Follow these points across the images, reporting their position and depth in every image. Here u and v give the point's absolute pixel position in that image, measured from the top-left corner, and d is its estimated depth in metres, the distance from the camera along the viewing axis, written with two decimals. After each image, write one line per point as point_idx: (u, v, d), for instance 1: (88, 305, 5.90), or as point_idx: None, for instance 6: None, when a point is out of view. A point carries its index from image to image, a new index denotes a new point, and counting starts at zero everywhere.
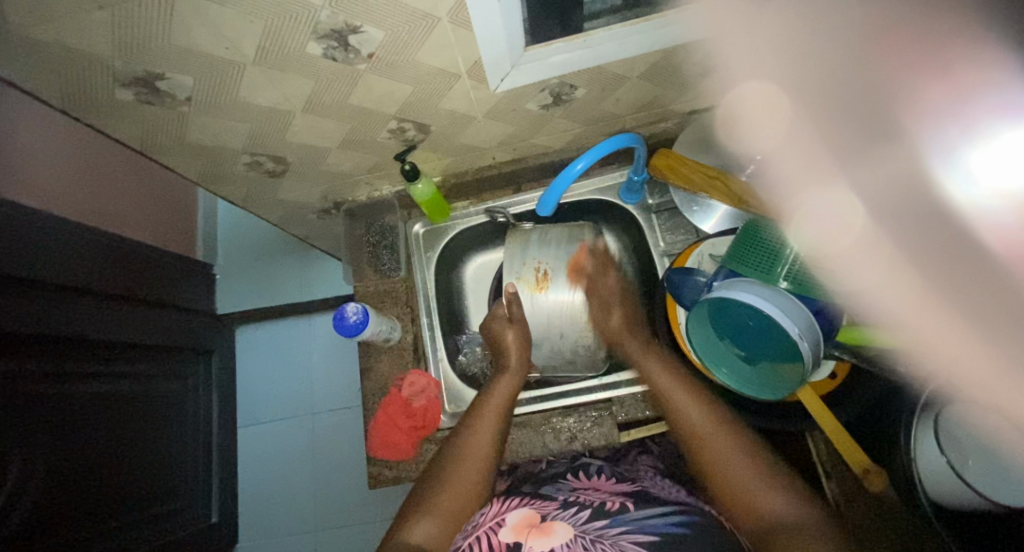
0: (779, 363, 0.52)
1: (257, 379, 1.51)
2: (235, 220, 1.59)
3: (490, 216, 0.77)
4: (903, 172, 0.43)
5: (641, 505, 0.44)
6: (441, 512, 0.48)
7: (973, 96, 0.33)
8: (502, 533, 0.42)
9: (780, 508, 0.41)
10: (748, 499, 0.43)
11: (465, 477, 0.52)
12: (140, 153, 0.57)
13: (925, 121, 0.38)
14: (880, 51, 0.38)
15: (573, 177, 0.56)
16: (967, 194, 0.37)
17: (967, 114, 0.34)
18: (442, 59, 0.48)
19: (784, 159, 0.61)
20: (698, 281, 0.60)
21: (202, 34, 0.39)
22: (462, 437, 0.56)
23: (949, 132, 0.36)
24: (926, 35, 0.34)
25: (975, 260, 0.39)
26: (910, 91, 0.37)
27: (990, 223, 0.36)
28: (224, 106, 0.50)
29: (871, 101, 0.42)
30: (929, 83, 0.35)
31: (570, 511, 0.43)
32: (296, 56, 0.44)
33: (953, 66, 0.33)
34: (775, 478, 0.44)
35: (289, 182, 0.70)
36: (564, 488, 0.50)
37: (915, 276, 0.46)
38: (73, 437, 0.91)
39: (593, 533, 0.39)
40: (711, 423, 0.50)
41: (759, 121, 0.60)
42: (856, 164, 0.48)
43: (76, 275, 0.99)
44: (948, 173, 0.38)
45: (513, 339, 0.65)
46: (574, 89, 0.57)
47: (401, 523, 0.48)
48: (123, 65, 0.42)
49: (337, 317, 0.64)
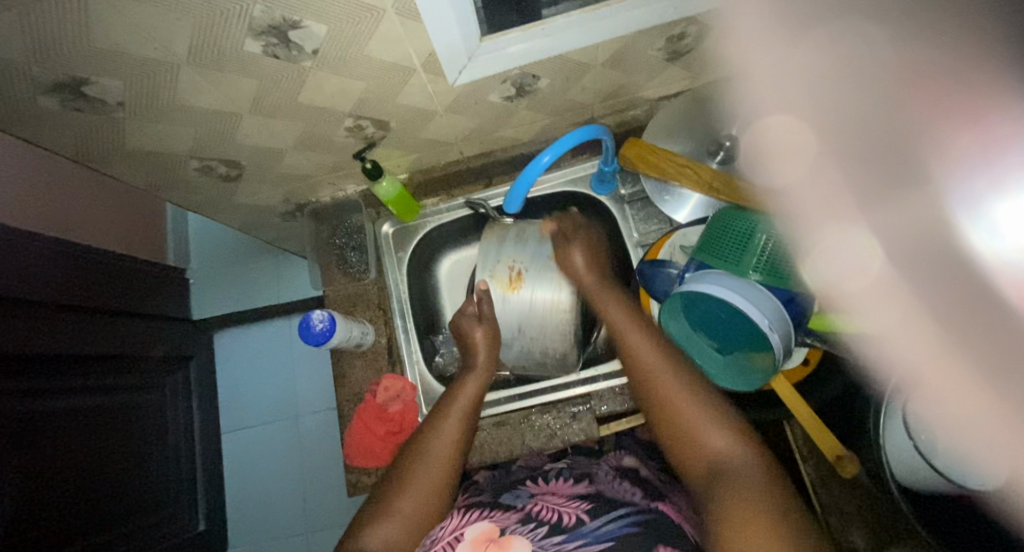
0: (750, 352, 0.52)
1: (237, 385, 1.47)
2: (204, 223, 1.54)
3: (472, 208, 0.72)
4: (916, 221, 0.48)
5: (596, 514, 0.42)
6: (400, 517, 0.48)
7: (1001, 150, 0.38)
8: (460, 548, 0.41)
9: (726, 445, 0.43)
10: (694, 441, 0.45)
11: (426, 477, 0.52)
12: (77, 162, 0.53)
13: (953, 176, 0.44)
14: (914, 101, 0.46)
15: (540, 170, 0.54)
16: (988, 245, 0.42)
17: (996, 169, 0.39)
18: (393, 53, 0.45)
19: (801, 195, 0.57)
20: (670, 272, 0.59)
21: (124, 34, 0.36)
22: (424, 437, 0.55)
23: (978, 188, 0.41)
24: (946, 94, 0.42)
25: (982, 300, 0.44)
26: (943, 142, 0.44)
27: (1012, 274, 0.41)
28: (162, 110, 0.46)
29: (912, 155, 0.48)
30: (960, 134, 0.42)
31: (527, 524, 0.42)
32: (234, 55, 0.41)
33: (985, 119, 0.39)
34: (721, 414, 0.46)
35: (247, 186, 0.67)
36: (523, 495, 0.49)
37: (922, 319, 0.48)
38: (49, 457, 0.88)
39: (551, 549, 0.38)
40: (662, 361, 0.51)
41: (778, 157, 0.60)
42: (874, 210, 0.52)
43: (42, 288, 0.95)
44: (971, 225, 0.43)
45: (481, 337, 0.64)
46: (537, 79, 0.55)
47: (360, 528, 0.47)
48: (43, 71, 0.38)
49: (302, 325, 0.61)
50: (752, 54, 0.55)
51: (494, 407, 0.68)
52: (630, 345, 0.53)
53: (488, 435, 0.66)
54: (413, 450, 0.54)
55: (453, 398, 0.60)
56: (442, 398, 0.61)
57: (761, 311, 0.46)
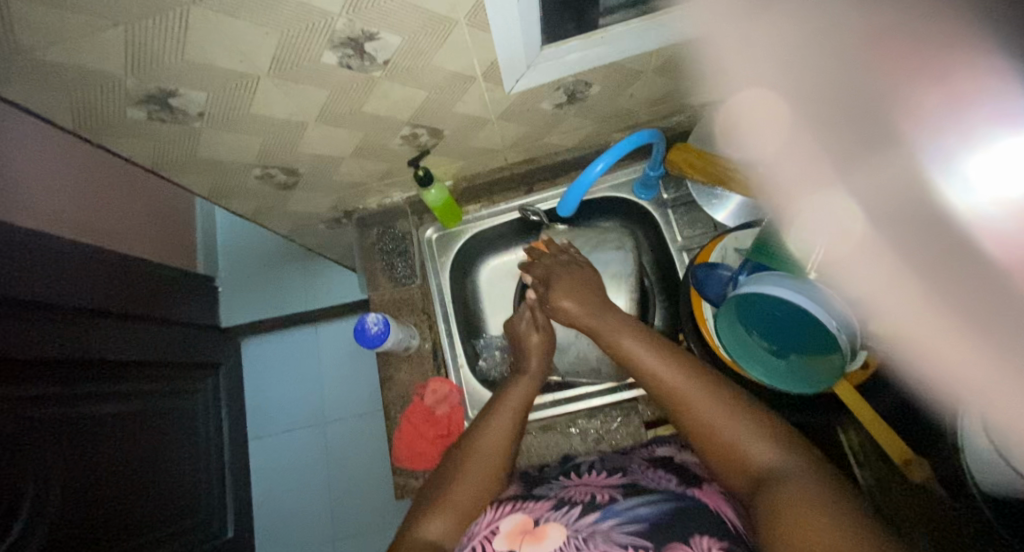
0: (812, 356, 0.51)
1: (267, 392, 1.49)
2: (237, 232, 1.58)
3: (524, 214, 0.76)
4: (901, 178, 0.47)
5: (628, 497, 0.43)
6: (456, 509, 0.49)
7: (970, 106, 0.39)
8: (495, 542, 0.42)
9: (767, 456, 0.42)
10: (739, 458, 0.43)
11: (478, 473, 0.52)
12: (148, 170, 0.56)
13: (926, 136, 0.44)
14: (880, 71, 0.46)
15: (593, 178, 0.55)
16: (965, 200, 0.41)
17: (967, 123, 0.39)
18: (459, 63, 0.47)
19: (782, 167, 0.61)
20: (723, 275, 0.59)
21: (217, 49, 0.38)
22: (475, 434, 0.56)
23: (949, 144, 0.41)
24: (920, 51, 0.42)
25: (962, 258, 0.41)
26: (910, 102, 0.44)
27: (987, 227, 0.39)
28: (236, 119, 0.48)
29: (877, 117, 0.48)
30: (926, 92, 0.42)
31: (561, 510, 0.43)
32: (311, 66, 0.43)
33: (951, 76, 0.40)
34: (759, 424, 0.44)
35: (300, 193, 0.69)
36: (556, 486, 0.49)
37: (903, 274, 0.47)
38: (87, 460, 0.90)
39: (585, 531, 0.39)
40: (685, 379, 0.48)
41: (756, 130, 0.60)
42: (852, 175, 0.53)
43: (75, 294, 0.97)
44: (945, 180, 0.42)
45: (536, 342, 0.67)
46: (589, 86, 0.56)
47: (415, 517, 0.49)
48: (136, 83, 0.40)
49: (357, 328, 0.63)
50: (736, 49, 0.53)
51: (539, 411, 0.69)
52: (646, 366, 0.51)
53: (534, 439, 0.67)
54: (463, 447, 0.55)
55: (503, 399, 0.60)
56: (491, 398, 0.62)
57: (825, 310, 0.46)
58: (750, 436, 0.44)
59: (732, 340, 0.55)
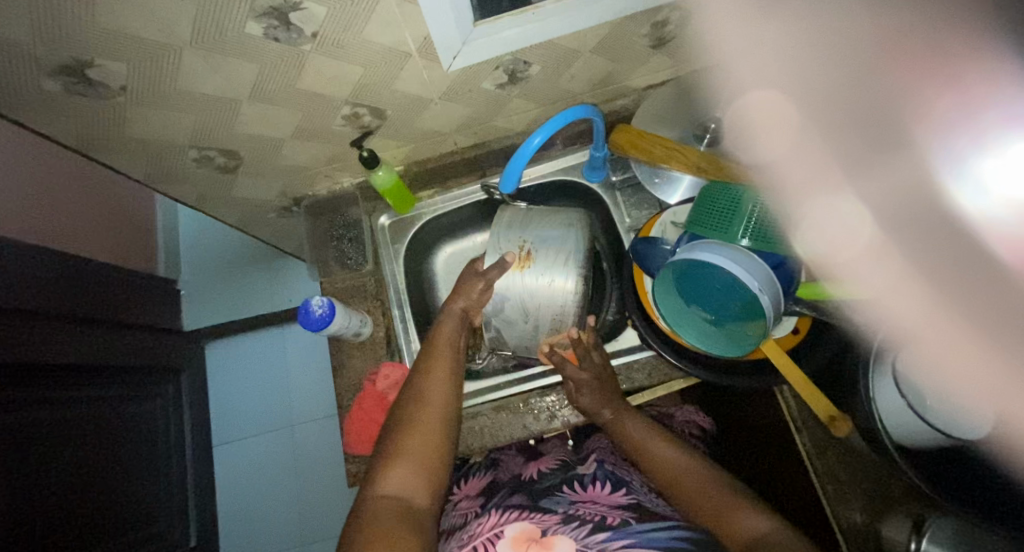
0: (743, 323, 0.54)
1: (228, 393, 1.45)
2: (198, 231, 1.54)
3: (488, 193, 0.74)
4: (908, 181, 0.50)
5: (642, 520, 0.41)
6: (414, 457, 0.49)
7: (983, 106, 0.39)
8: (500, 545, 0.41)
9: (758, 526, 0.43)
10: (727, 524, 0.44)
11: (432, 421, 0.53)
12: (77, 151, 0.54)
13: (938, 134, 0.45)
14: (895, 65, 0.48)
15: (532, 152, 0.55)
16: (977, 204, 0.42)
17: (981, 123, 0.40)
18: (391, 38, 0.47)
19: (788, 167, 0.59)
20: (663, 248, 0.61)
21: (133, 17, 0.37)
22: (420, 382, 0.57)
23: (961, 145, 0.43)
24: (939, 52, 0.43)
25: (980, 268, 0.43)
26: (925, 104, 0.46)
27: (998, 231, 0.41)
28: (164, 95, 0.47)
29: (892, 117, 0.51)
30: (941, 93, 0.44)
31: (571, 523, 0.41)
32: (235, 37, 0.42)
33: (963, 79, 0.40)
34: (746, 502, 0.46)
35: (245, 178, 0.68)
36: (563, 500, 0.47)
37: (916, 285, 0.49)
38: (38, 468, 0.85)
39: (594, 547, 0.37)
40: (691, 466, 0.53)
41: (764, 129, 0.61)
42: (859, 179, 0.55)
43: (31, 295, 0.93)
44: (957, 185, 0.44)
45: (460, 307, 0.65)
46: (528, 66, 0.57)
47: (376, 473, 0.48)
48: (48, 52, 0.39)
49: (302, 311, 0.63)
50: (741, 41, 0.58)
51: (495, 392, 0.70)
52: (654, 456, 0.56)
53: (488, 420, 0.66)
54: (413, 394, 0.56)
55: (437, 347, 0.62)
56: (424, 348, 0.63)
57: (752, 274, 0.48)
58: (738, 508, 0.45)
59: (672, 310, 0.57)
